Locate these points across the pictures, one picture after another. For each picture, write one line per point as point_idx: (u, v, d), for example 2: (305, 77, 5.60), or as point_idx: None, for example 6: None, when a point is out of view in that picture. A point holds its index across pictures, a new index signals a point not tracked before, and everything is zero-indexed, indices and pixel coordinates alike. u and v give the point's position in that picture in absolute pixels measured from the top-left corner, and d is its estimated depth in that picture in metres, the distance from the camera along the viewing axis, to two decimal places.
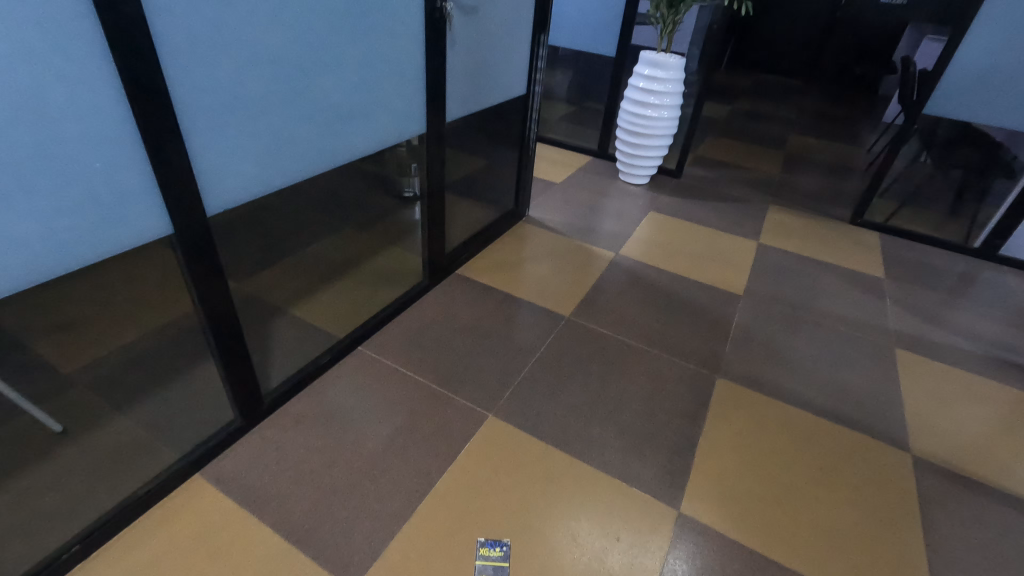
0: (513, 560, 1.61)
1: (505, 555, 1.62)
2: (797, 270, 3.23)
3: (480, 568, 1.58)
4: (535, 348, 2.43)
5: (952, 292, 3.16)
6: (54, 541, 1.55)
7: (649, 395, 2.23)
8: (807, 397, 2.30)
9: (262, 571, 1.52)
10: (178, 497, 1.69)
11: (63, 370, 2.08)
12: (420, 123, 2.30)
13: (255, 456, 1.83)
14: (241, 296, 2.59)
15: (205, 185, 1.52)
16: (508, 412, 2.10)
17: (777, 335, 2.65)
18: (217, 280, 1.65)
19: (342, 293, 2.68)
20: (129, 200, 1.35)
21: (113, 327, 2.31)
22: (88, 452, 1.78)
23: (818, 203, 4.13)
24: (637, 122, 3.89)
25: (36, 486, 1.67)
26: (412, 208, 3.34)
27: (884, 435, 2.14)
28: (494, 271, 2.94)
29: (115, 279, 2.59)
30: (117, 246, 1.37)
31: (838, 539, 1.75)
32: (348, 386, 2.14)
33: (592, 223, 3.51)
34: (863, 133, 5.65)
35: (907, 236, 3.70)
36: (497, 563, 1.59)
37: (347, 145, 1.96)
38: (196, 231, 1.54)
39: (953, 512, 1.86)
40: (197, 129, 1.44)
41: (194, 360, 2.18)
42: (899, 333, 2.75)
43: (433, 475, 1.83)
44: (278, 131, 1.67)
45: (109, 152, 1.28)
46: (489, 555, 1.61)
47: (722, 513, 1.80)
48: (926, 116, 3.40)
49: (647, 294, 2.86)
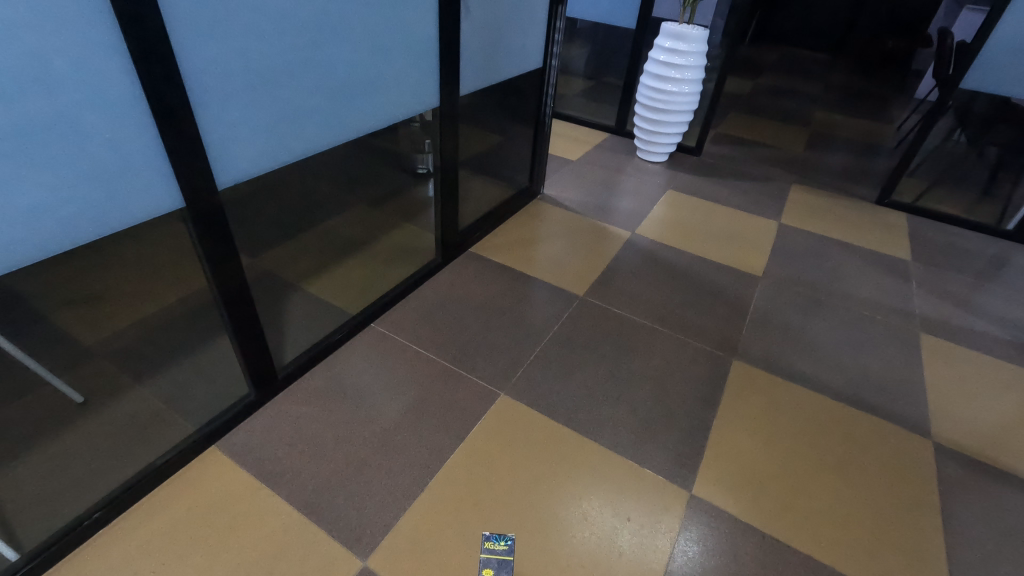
0: (518, 556, 1.56)
1: (509, 549, 1.57)
2: (819, 251, 3.14)
3: (485, 562, 1.54)
4: (548, 327, 2.41)
5: (981, 276, 3.05)
6: (75, 507, 1.60)
7: (663, 376, 2.20)
8: (827, 381, 2.25)
9: (277, 542, 1.55)
10: (195, 467, 1.72)
11: (82, 342, 2.11)
12: (434, 96, 2.24)
13: (269, 429, 1.86)
14: (256, 272, 2.60)
15: (216, 158, 1.50)
16: (520, 390, 2.09)
17: (796, 317, 2.59)
18: (229, 256, 1.65)
19: (355, 269, 2.68)
20: (139, 171, 1.34)
21: (130, 300, 2.35)
22: (107, 423, 1.82)
23: (843, 182, 3.99)
24: (657, 97, 3.77)
25: (58, 454, 1.71)
26: (425, 185, 3.31)
27: (905, 421, 2.09)
28: (508, 249, 2.91)
29: (132, 253, 2.62)
30: (129, 218, 1.37)
31: (854, 525, 1.72)
32: (361, 362, 2.15)
33: (608, 201, 3.45)
34: (893, 109, 5.43)
35: (939, 219, 3.57)
36: (501, 557, 1.55)
37: (359, 118, 1.92)
38: (207, 205, 1.53)
39: (974, 500, 1.82)
40: (206, 100, 1.41)
41: (209, 334, 2.20)
42: (924, 316, 2.67)
43: (445, 452, 1.84)
44: (289, 102, 1.63)
45: (118, 122, 1.25)
46: (494, 549, 1.57)
47: (734, 496, 1.78)
48: (962, 91, 3.25)
49: (663, 274, 2.81)
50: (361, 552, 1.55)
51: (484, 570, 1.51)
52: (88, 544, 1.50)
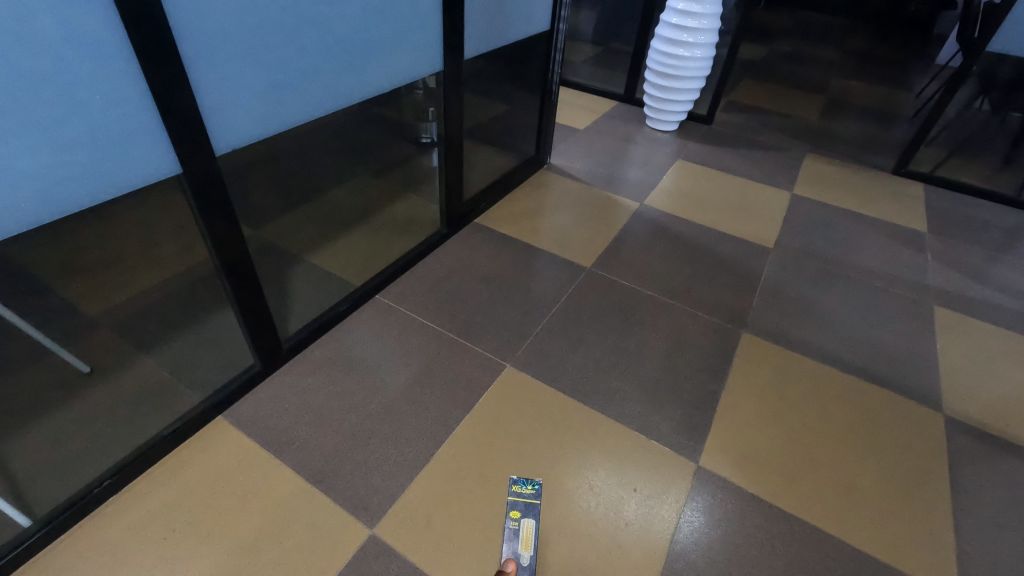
0: (543, 500, 1.64)
1: (536, 493, 1.65)
2: (832, 222, 3.07)
3: (512, 502, 1.62)
4: (554, 299, 2.37)
5: (999, 248, 2.97)
6: (85, 476, 1.61)
7: (671, 348, 2.18)
8: (838, 354, 2.22)
9: (286, 510, 1.56)
10: (204, 437, 1.73)
11: (88, 313, 2.11)
12: (438, 59, 2.16)
13: (276, 400, 1.86)
14: (259, 243, 2.57)
15: (212, 120, 1.44)
16: (526, 362, 2.07)
17: (807, 290, 2.54)
18: (230, 225, 1.61)
19: (359, 240, 2.65)
20: (132, 135, 1.29)
21: (134, 270, 2.33)
22: (115, 393, 1.82)
23: (858, 151, 3.88)
24: (668, 62, 3.64)
25: (67, 424, 1.72)
26: (429, 154, 3.25)
27: (916, 394, 2.06)
28: (514, 220, 2.86)
29: (133, 224, 2.59)
30: (123, 185, 1.32)
31: (861, 497, 1.71)
32: (366, 334, 2.13)
33: (616, 172, 3.36)
34: (913, 75, 5.24)
35: (955, 189, 3.46)
36: (528, 500, 1.63)
37: (360, 82, 1.85)
38: (205, 172, 1.48)
39: (984, 473, 1.81)
40: (198, 58, 1.34)
41: (213, 305, 2.19)
42: (938, 289, 2.61)
43: (450, 422, 1.83)
44: (287, 62, 1.56)
45: (107, 82, 1.19)
46: (521, 492, 1.65)
47: (742, 467, 1.77)
48: (988, 54, 3.12)
49: (671, 246, 2.76)
50: (368, 520, 1.56)
51: (511, 512, 1.59)
52: (98, 511, 1.52)
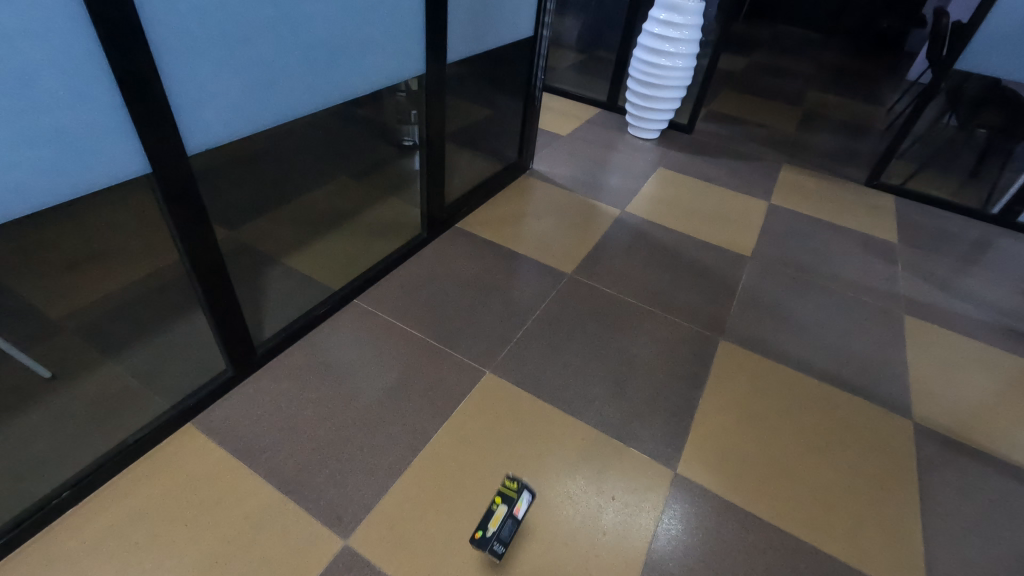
0: (517, 513, 1.62)
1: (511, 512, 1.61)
2: (808, 231, 3.13)
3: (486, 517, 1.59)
4: (535, 305, 2.36)
5: (965, 259, 3.07)
6: (44, 486, 1.54)
7: (651, 355, 2.19)
8: (813, 362, 2.25)
9: (256, 521, 1.52)
10: (172, 444, 1.67)
11: (51, 315, 2.03)
12: (420, 62, 2.15)
13: (248, 406, 1.81)
14: (233, 244, 2.51)
15: (183, 117, 1.40)
16: (506, 368, 2.06)
17: (783, 298, 2.58)
18: (203, 226, 1.57)
19: (338, 242, 2.60)
20: (100, 132, 1.24)
21: (102, 272, 2.25)
22: (78, 398, 1.75)
23: (833, 163, 3.97)
24: (651, 71, 3.69)
25: (25, 432, 1.64)
26: (411, 157, 3.22)
27: (887, 402, 2.11)
28: (495, 225, 2.85)
29: (102, 224, 2.50)
30: (87, 183, 1.27)
31: (834, 504, 1.74)
32: (344, 338, 2.09)
33: (598, 178, 3.38)
34: (885, 90, 5.40)
35: (924, 201, 3.57)
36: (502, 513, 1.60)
37: (339, 82, 1.82)
38: (176, 172, 1.44)
39: (951, 479, 1.85)
40: (170, 52, 1.29)
41: (185, 308, 2.13)
42: (908, 299, 2.68)
43: (428, 429, 1.81)
44: (263, 60, 1.52)
45: (72, 75, 1.15)
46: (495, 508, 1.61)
47: (719, 475, 1.79)
48: (955, 73, 3.24)
49: (652, 253, 2.78)
50: (343, 530, 1.52)
51: None
52: (58, 523, 1.46)
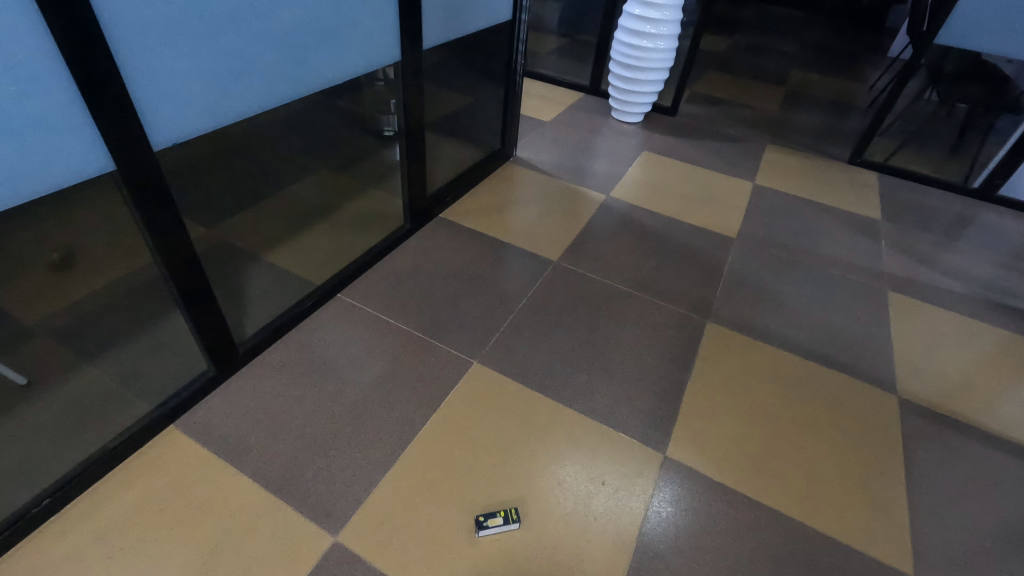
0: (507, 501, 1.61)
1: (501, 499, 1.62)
2: (793, 211, 3.13)
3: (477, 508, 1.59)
4: (521, 293, 2.34)
5: (947, 234, 3.09)
6: (23, 495, 1.51)
7: (638, 339, 2.19)
8: (799, 340, 2.27)
9: (242, 522, 1.50)
10: (155, 447, 1.64)
11: (25, 321, 1.98)
12: (394, 49, 2.10)
13: (232, 405, 1.78)
14: (212, 242, 2.46)
15: (147, 112, 1.35)
16: (493, 358, 2.04)
17: (769, 278, 2.59)
18: (175, 223, 1.52)
19: (320, 237, 2.56)
20: (57, 128, 1.19)
21: (77, 275, 2.20)
22: (56, 404, 1.72)
23: (816, 142, 3.97)
24: (633, 54, 3.65)
25: (1, 440, 1.61)
26: (392, 147, 3.17)
27: (872, 377, 2.13)
28: (480, 214, 2.81)
29: (74, 225, 2.44)
30: (48, 183, 1.22)
31: (821, 481, 1.76)
32: (328, 333, 2.06)
33: (582, 163, 3.35)
34: (867, 67, 5.40)
35: (907, 178, 3.58)
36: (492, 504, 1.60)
37: (311, 72, 1.77)
38: (143, 168, 1.39)
39: (935, 452, 1.88)
40: (129, 45, 1.24)
41: (164, 309, 2.08)
42: (892, 275, 2.70)
43: (416, 422, 1.80)
44: (229, 50, 1.47)
45: (25, 71, 1.10)
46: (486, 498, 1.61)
47: (708, 456, 1.80)
48: (935, 47, 3.22)
49: (638, 237, 2.77)
50: (332, 527, 1.51)
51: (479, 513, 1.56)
52: (39, 532, 1.43)
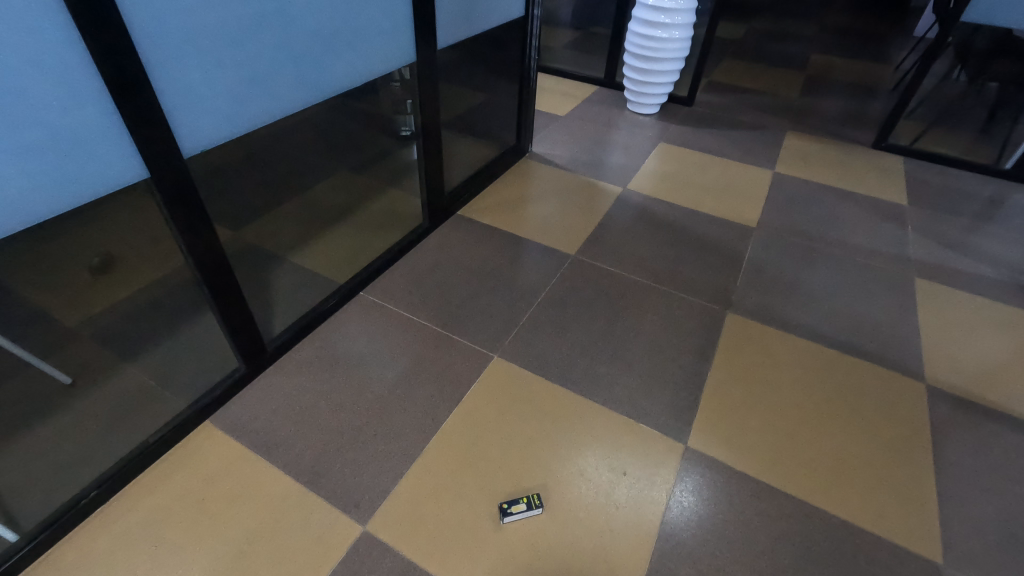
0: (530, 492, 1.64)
1: (524, 490, 1.64)
2: (815, 199, 3.08)
3: (500, 498, 1.62)
4: (539, 288, 2.36)
5: (977, 217, 3.00)
6: (72, 487, 1.59)
7: (658, 331, 2.19)
8: (822, 329, 2.24)
9: (275, 512, 1.56)
10: (191, 441, 1.72)
11: (67, 324, 2.08)
12: (410, 50, 2.13)
13: (262, 401, 1.85)
14: (238, 245, 2.53)
15: (176, 119, 1.40)
16: (513, 352, 2.07)
17: (790, 268, 2.56)
18: (205, 227, 1.59)
19: (342, 237, 2.62)
20: (94, 139, 1.26)
21: (113, 279, 2.30)
22: (99, 402, 1.80)
23: (838, 127, 3.89)
24: (647, 45, 3.62)
25: (50, 436, 1.70)
26: (409, 147, 3.22)
27: (898, 365, 2.09)
28: (497, 210, 2.84)
29: (108, 232, 2.54)
30: (87, 191, 1.29)
31: (846, 470, 1.74)
32: (352, 331, 2.12)
33: (598, 157, 3.35)
34: (892, 49, 5.25)
35: (935, 161, 3.48)
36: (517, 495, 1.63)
37: (329, 76, 1.82)
38: (173, 175, 1.45)
39: (965, 440, 1.84)
40: (158, 56, 1.30)
41: (196, 310, 2.16)
42: (918, 261, 2.64)
43: (440, 415, 1.84)
44: (252, 58, 1.52)
45: (62, 84, 1.16)
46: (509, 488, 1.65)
47: (729, 446, 1.79)
48: (963, 24, 3.13)
49: (655, 229, 2.76)
50: (360, 517, 1.56)
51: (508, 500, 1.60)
52: (87, 522, 1.51)
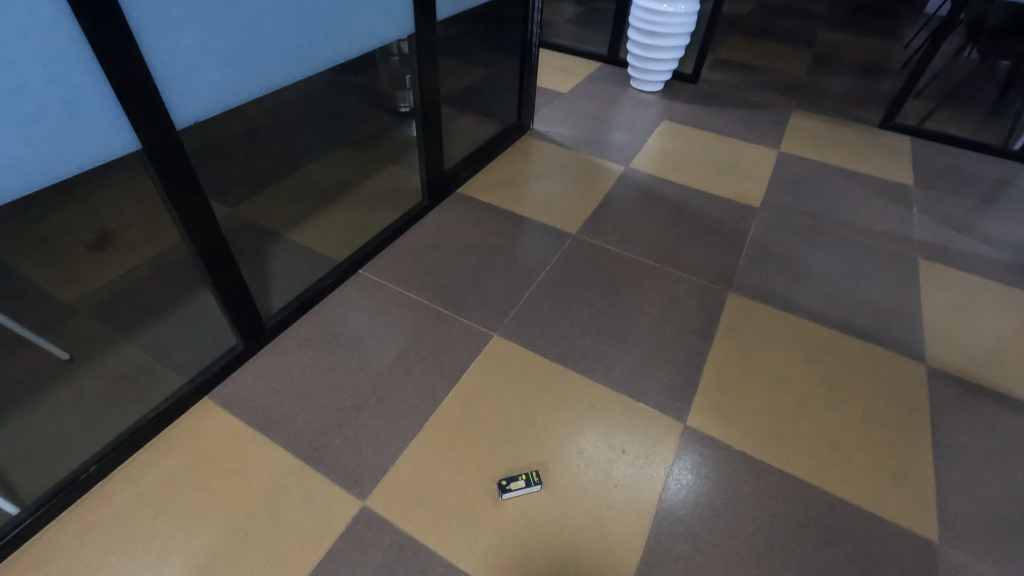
0: (529, 469, 1.64)
1: (523, 468, 1.65)
2: (820, 179, 3.04)
3: (499, 476, 1.62)
4: (540, 267, 2.34)
5: (984, 198, 2.97)
6: (72, 462, 1.60)
7: (658, 311, 2.18)
8: (824, 311, 2.22)
9: (274, 488, 1.57)
10: (190, 418, 1.72)
11: (65, 300, 2.07)
12: (409, 22, 2.07)
13: (261, 378, 1.84)
14: (235, 222, 2.51)
15: (168, 90, 1.36)
16: (513, 331, 2.06)
17: (793, 248, 2.53)
18: (200, 202, 1.56)
19: (340, 214, 2.59)
20: (82, 108, 1.22)
21: (110, 255, 2.28)
22: (97, 378, 1.80)
23: (846, 106, 3.81)
24: (652, 19, 3.54)
25: (49, 411, 1.70)
26: (409, 124, 3.16)
27: (900, 347, 2.08)
28: (498, 188, 2.80)
29: (104, 208, 2.51)
30: (76, 165, 1.25)
31: (845, 449, 1.74)
32: (351, 308, 2.10)
33: (601, 135, 3.29)
34: (902, 26, 5.13)
35: (943, 141, 3.41)
36: (516, 472, 1.63)
37: (326, 47, 1.77)
38: (167, 147, 1.42)
39: (964, 420, 1.84)
40: (147, 23, 1.25)
41: (193, 287, 2.15)
42: (923, 243, 2.61)
43: (439, 393, 1.83)
44: (245, 27, 1.47)
45: (47, 50, 1.11)
46: (508, 466, 1.65)
47: (728, 426, 1.79)
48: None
49: (657, 209, 2.72)
50: (360, 492, 1.57)
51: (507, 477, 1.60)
52: (88, 496, 1.52)
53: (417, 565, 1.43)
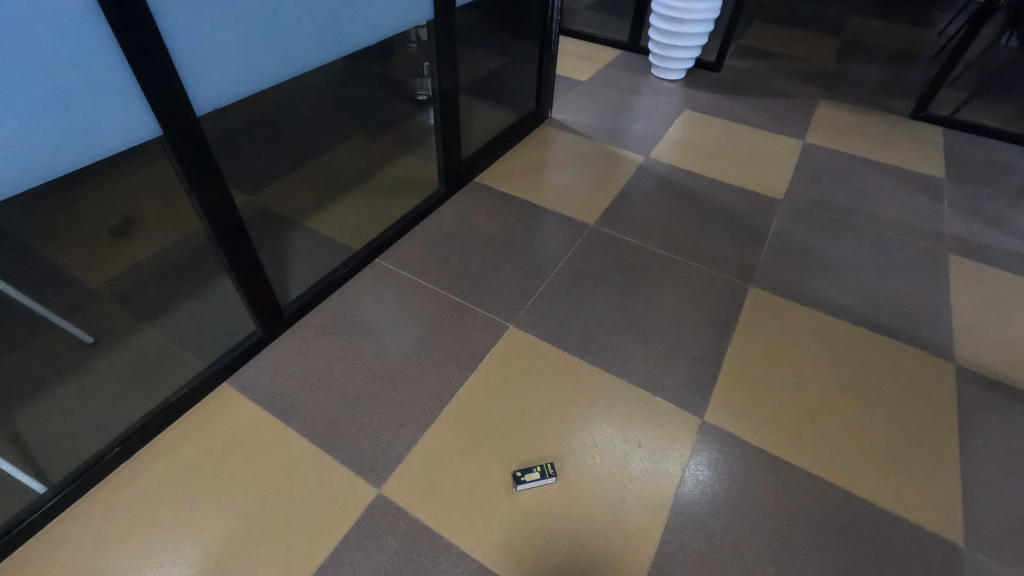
0: (543, 461, 1.64)
1: (538, 460, 1.64)
2: (846, 171, 2.95)
3: (514, 467, 1.62)
4: (557, 258, 2.32)
5: (1019, 192, 2.85)
6: (96, 444, 1.63)
7: (677, 305, 2.14)
8: (849, 306, 2.16)
9: (292, 473, 1.58)
10: (210, 402, 1.74)
11: (89, 284, 2.10)
12: (427, 8, 2.04)
13: (279, 365, 1.86)
14: (254, 209, 2.52)
15: (188, 76, 1.36)
16: (530, 323, 2.04)
17: (818, 242, 2.47)
18: (219, 189, 1.56)
19: (358, 202, 2.59)
20: (105, 94, 1.22)
21: (132, 241, 2.31)
22: (119, 362, 1.83)
23: (875, 95, 3.69)
24: (675, 5, 3.45)
25: (74, 393, 1.74)
26: (426, 112, 3.14)
27: (927, 345, 2.02)
28: (515, 177, 2.78)
29: (126, 194, 2.54)
30: (99, 149, 1.26)
31: (868, 448, 1.70)
32: (367, 297, 2.11)
33: (620, 124, 3.24)
34: (936, 12, 4.95)
35: (977, 133, 3.29)
36: (530, 464, 1.63)
37: (344, 33, 1.75)
38: (187, 134, 1.42)
39: (994, 421, 1.79)
40: (167, 6, 1.24)
41: (213, 273, 2.17)
42: (954, 238, 2.52)
43: (455, 384, 1.83)
44: (263, 13, 1.46)
45: (70, 36, 1.11)
46: (523, 457, 1.64)
47: (747, 421, 1.76)
48: None
49: (678, 200, 2.67)
50: (376, 480, 1.58)
51: (522, 470, 1.60)
52: (111, 477, 1.55)
53: (431, 553, 1.44)
